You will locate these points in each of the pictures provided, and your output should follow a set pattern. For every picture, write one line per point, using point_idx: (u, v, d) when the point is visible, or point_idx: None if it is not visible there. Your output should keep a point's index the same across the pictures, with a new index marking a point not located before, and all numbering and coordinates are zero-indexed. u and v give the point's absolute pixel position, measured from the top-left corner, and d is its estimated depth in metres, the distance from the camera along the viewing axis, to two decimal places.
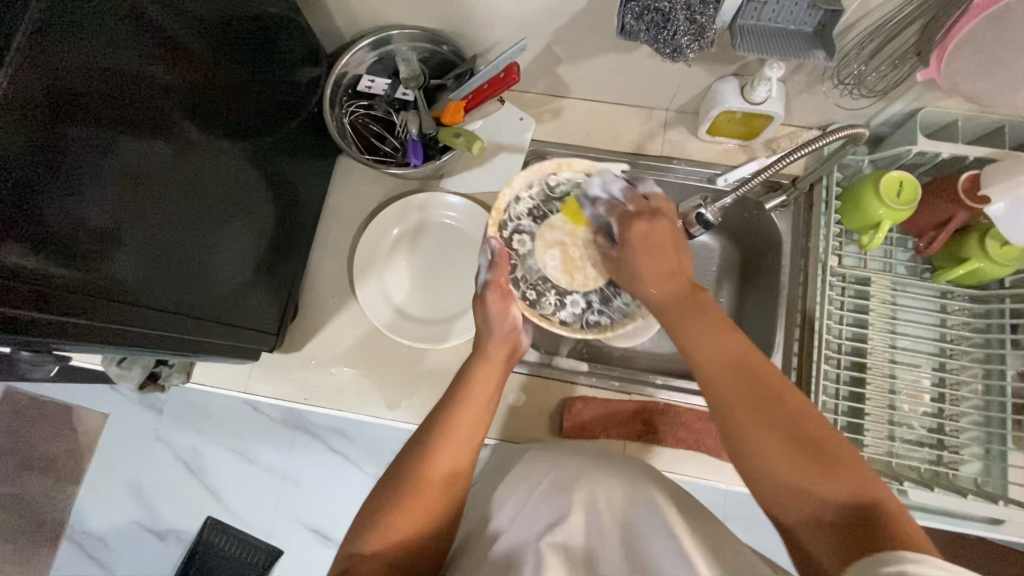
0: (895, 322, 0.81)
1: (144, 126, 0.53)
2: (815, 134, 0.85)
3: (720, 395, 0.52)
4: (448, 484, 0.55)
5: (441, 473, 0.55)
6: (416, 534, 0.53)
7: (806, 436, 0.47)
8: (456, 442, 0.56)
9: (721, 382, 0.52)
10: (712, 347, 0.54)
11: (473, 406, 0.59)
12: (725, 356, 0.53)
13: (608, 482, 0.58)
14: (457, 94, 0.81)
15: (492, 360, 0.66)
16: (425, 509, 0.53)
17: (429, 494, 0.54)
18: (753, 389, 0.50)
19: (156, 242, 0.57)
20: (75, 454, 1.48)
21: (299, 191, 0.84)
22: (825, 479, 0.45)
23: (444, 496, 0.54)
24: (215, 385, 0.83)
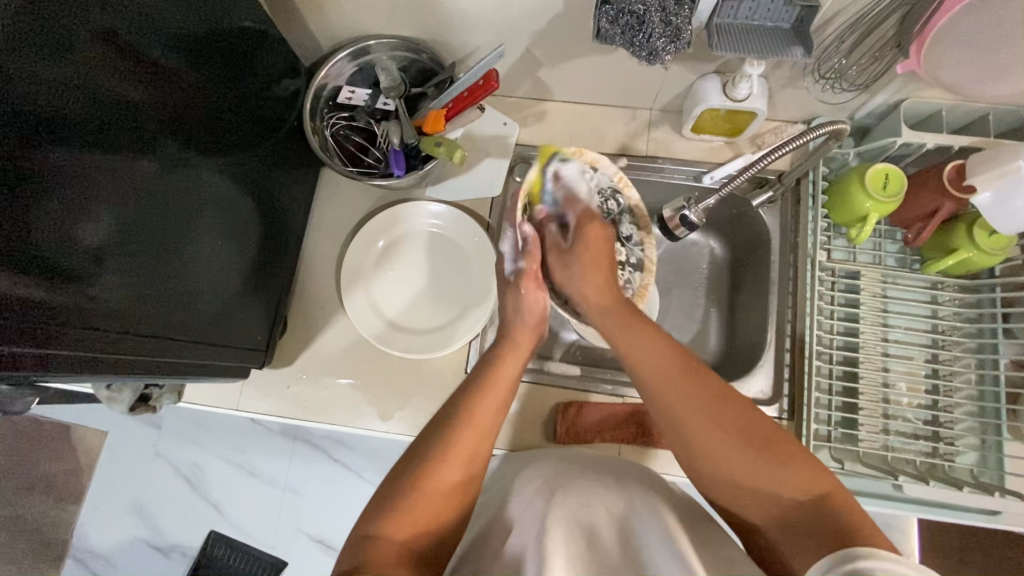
0: (887, 315, 0.80)
1: (123, 148, 0.53)
2: (800, 128, 0.85)
3: (665, 406, 0.53)
4: (462, 485, 0.54)
5: (460, 464, 0.54)
6: (429, 527, 0.52)
7: (754, 432, 0.49)
8: (474, 439, 0.55)
9: (658, 386, 0.54)
10: (648, 352, 0.57)
11: (494, 396, 0.59)
12: (660, 364, 0.55)
13: (606, 490, 0.57)
14: (438, 102, 0.81)
15: (519, 347, 0.66)
16: (433, 512, 0.52)
17: (444, 498, 0.53)
18: (695, 387, 0.52)
19: (142, 264, 0.57)
20: (75, 473, 1.48)
21: (283, 205, 0.83)
22: (785, 474, 0.48)
23: (455, 500, 0.54)
24: (206, 403, 0.82)
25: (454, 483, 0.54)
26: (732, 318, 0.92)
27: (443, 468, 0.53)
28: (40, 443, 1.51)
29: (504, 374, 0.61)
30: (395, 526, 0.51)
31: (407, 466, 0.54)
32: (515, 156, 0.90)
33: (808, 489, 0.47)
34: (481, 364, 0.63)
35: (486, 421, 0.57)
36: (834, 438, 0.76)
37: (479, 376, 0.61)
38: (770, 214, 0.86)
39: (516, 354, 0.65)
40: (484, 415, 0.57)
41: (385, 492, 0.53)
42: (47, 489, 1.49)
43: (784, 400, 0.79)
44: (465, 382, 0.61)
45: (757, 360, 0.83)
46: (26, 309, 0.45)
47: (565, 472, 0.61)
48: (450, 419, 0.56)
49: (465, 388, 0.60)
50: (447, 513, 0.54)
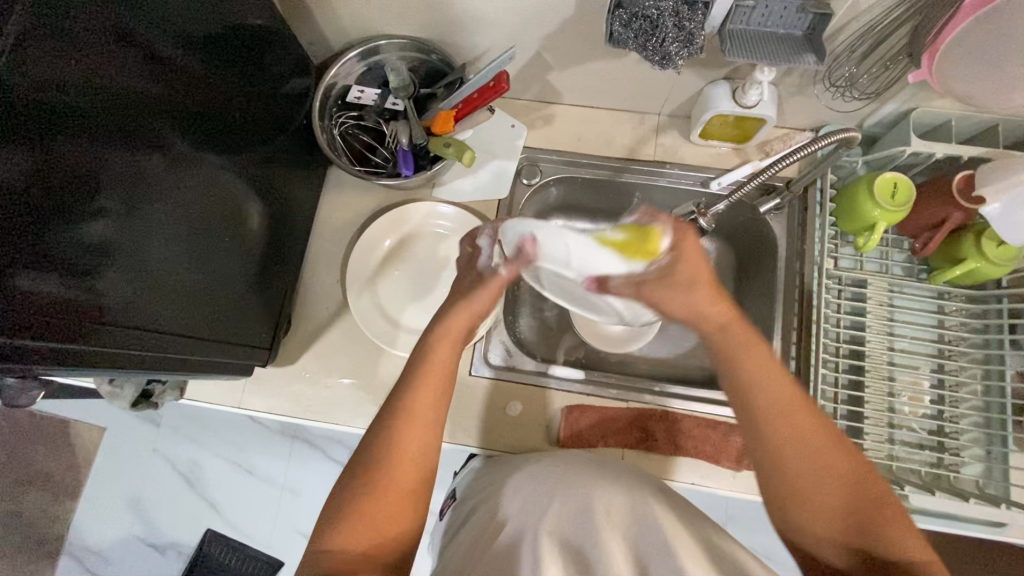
0: (893, 324, 0.80)
1: (133, 145, 0.53)
2: (808, 135, 0.84)
3: (774, 432, 0.52)
4: (417, 490, 0.54)
5: (407, 468, 0.54)
6: (381, 536, 0.52)
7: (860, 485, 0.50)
8: (416, 438, 0.55)
9: (773, 419, 0.52)
10: (766, 381, 0.54)
11: (426, 391, 0.57)
12: (776, 391, 0.53)
13: (609, 492, 0.57)
14: (447, 104, 0.81)
15: (451, 332, 0.61)
16: (386, 519, 0.52)
17: (402, 499, 0.53)
18: (804, 430, 0.52)
19: (150, 260, 0.57)
20: (73, 469, 1.48)
21: (288, 203, 0.82)
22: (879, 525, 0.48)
23: (410, 505, 0.54)
24: (208, 400, 0.82)
25: (409, 485, 0.54)
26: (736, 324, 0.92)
27: (390, 468, 0.53)
28: (37, 438, 1.50)
29: (436, 365, 0.58)
30: (350, 535, 0.51)
31: (361, 468, 0.54)
32: (522, 158, 0.90)
33: (852, 540, 0.49)
34: (412, 357, 0.60)
35: (425, 414, 0.56)
36: None
37: (411, 365, 0.59)
38: (777, 221, 0.86)
39: (446, 340, 0.61)
40: (418, 413, 0.56)
41: (334, 505, 0.53)
42: (44, 484, 1.48)
43: None
44: (401, 374, 0.59)
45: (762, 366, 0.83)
46: (34, 302, 0.45)
47: (559, 479, 0.60)
48: (389, 419, 0.56)
49: (401, 384, 0.58)
50: (401, 519, 0.53)
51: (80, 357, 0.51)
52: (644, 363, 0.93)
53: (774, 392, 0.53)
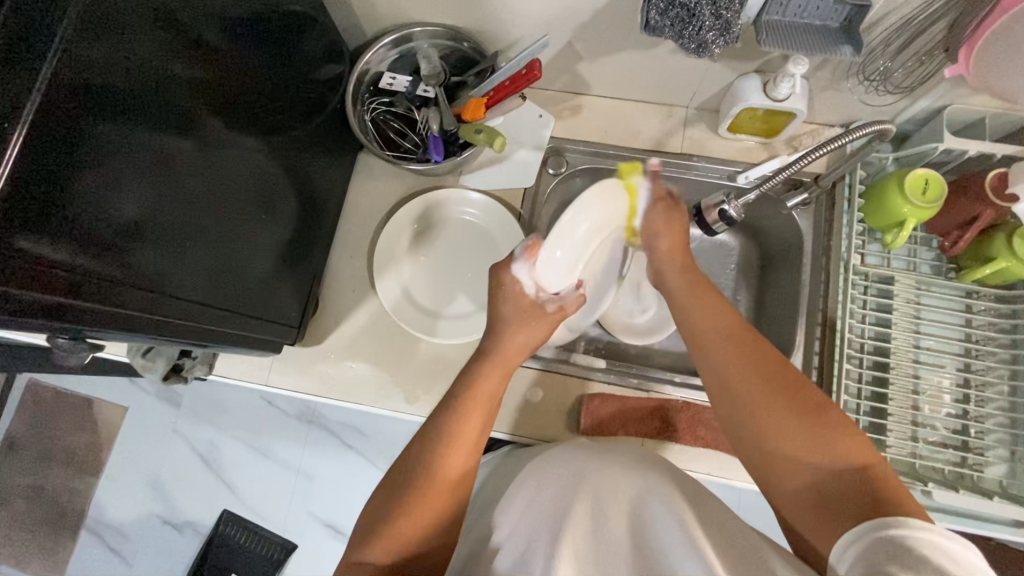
0: (919, 321, 0.79)
1: (174, 122, 0.55)
2: (837, 131, 0.84)
3: (721, 365, 0.57)
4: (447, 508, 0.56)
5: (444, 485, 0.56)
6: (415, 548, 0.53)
7: (808, 403, 0.52)
8: (458, 462, 0.57)
9: (720, 348, 0.57)
10: (707, 316, 0.61)
11: (471, 423, 0.59)
12: (717, 324, 0.60)
13: (619, 471, 0.57)
14: (479, 91, 0.82)
15: (503, 361, 0.64)
16: (420, 538, 0.54)
17: (435, 516, 0.55)
18: (751, 353, 0.56)
19: (187, 234, 0.59)
20: (95, 447, 1.51)
21: (320, 187, 0.84)
22: (829, 445, 0.49)
23: (440, 524, 0.55)
24: (236, 377, 0.84)
25: (442, 504, 0.55)
26: (759, 320, 0.92)
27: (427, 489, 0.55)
28: (61, 415, 1.53)
29: (481, 395, 0.61)
30: (382, 548, 0.52)
31: (400, 483, 0.56)
32: (549, 148, 0.90)
33: (810, 464, 0.50)
34: (453, 387, 0.62)
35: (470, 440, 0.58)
36: None
37: (458, 393, 0.61)
38: (804, 215, 0.85)
39: (496, 368, 0.63)
40: (459, 439, 0.58)
41: (370, 519, 0.55)
42: (67, 460, 1.52)
43: None
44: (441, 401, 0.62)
45: (785, 362, 0.82)
46: (88, 267, 0.48)
47: (572, 462, 0.60)
48: (431, 441, 0.58)
49: (443, 410, 0.60)
50: (433, 534, 0.55)
51: (125, 322, 0.54)
52: (665, 356, 0.93)
53: (713, 320, 0.60)
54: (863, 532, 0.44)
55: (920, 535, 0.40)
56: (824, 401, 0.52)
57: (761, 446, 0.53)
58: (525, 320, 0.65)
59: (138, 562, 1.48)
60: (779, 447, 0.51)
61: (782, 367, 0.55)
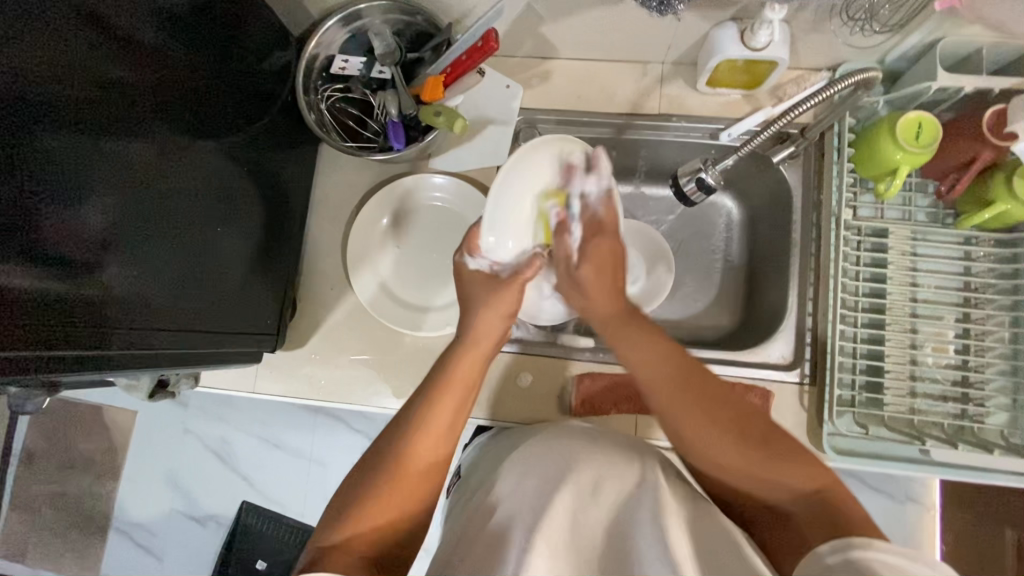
0: (916, 273, 0.76)
1: (114, 132, 0.51)
2: (824, 76, 0.79)
3: (669, 411, 0.53)
4: (421, 487, 0.55)
5: (419, 466, 0.55)
6: (387, 531, 0.53)
7: (754, 431, 0.51)
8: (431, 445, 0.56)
9: (665, 399, 0.53)
10: (644, 364, 0.56)
11: (444, 413, 0.57)
12: (660, 383, 0.54)
13: (609, 467, 0.55)
14: (436, 68, 0.77)
15: (480, 343, 0.64)
16: (395, 513, 0.53)
17: (406, 499, 0.54)
18: (695, 392, 0.52)
19: (146, 255, 0.56)
20: (111, 451, 1.54)
21: (286, 185, 0.81)
22: (793, 467, 0.49)
23: (408, 503, 0.54)
24: (223, 386, 0.83)
25: (416, 484, 0.55)
26: (751, 281, 0.89)
27: (406, 465, 0.55)
28: (72, 424, 1.55)
29: (458, 378, 0.60)
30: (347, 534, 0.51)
31: (374, 465, 0.55)
32: (519, 120, 0.86)
33: (778, 487, 0.49)
34: (433, 367, 0.62)
35: (445, 424, 0.57)
36: (858, 403, 0.74)
37: (438, 371, 0.61)
38: (792, 169, 0.81)
39: (472, 358, 0.63)
40: (435, 426, 0.57)
41: (345, 495, 0.54)
42: (85, 467, 1.55)
43: (805, 365, 0.76)
44: (422, 384, 0.61)
45: (777, 324, 0.80)
46: (47, 308, 0.46)
47: (560, 446, 0.58)
48: (408, 421, 0.57)
49: (419, 398, 0.59)
50: (401, 518, 0.53)
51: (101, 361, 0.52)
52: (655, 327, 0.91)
53: (646, 368, 0.55)
54: (837, 547, 0.43)
55: (883, 558, 0.40)
56: (771, 425, 0.52)
57: (728, 476, 0.52)
58: (489, 302, 0.66)
59: (168, 556, 1.53)
60: (749, 488, 0.51)
61: (722, 399, 0.52)
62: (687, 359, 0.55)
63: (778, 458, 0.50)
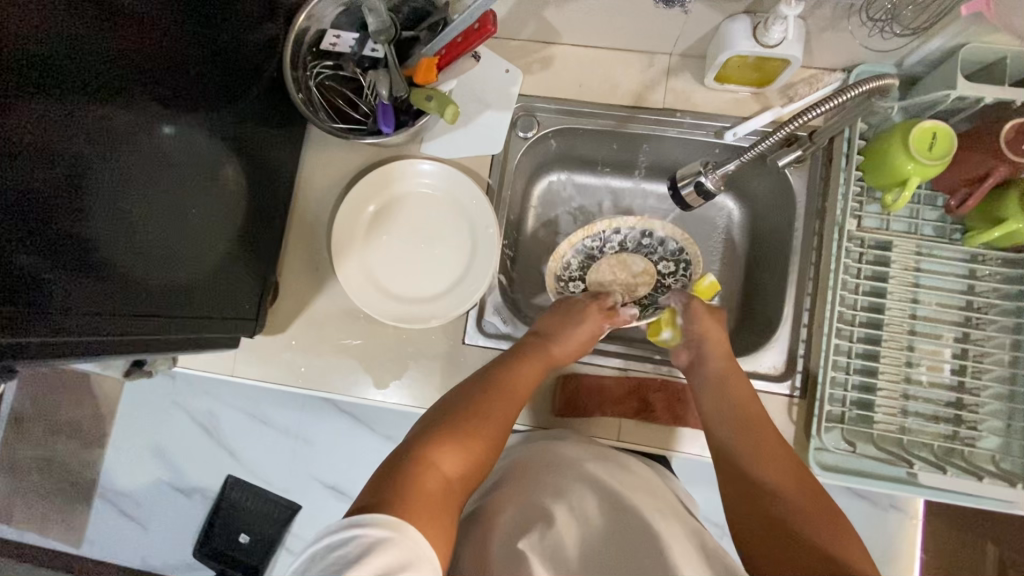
0: (918, 289, 0.74)
1: (88, 104, 0.49)
2: (838, 77, 0.75)
3: (735, 444, 0.63)
4: (496, 440, 0.61)
5: (496, 424, 0.61)
6: (469, 467, 0.56)
7: (808, 484, 0.58)
8: (506, 407, 0.63)
9: (735, 434, 0.64)
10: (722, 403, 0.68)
11: (522, 386, 0.67)
12: (737, 413, 0.66)
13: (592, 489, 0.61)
14: (431, 49, 0.72)
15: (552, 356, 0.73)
16: (476, 454, 0.57)
17: (487, 445, 0.59)
18: (761, 437, 0.63)
19: (121, 234, 0.54)
20: (97, 419, 1.54)
21: (272, 165, 0.78)
22: (829, 523, 0.53)
23: (486, 450, 0.59)
24: (202, 368, 0.81)
25: (492, 435, 0.60)
26: (747, 286, 0.87)
27: (489, 416, 0.61)
28: None
29: (530, 371, 0.69)
30: (440, 455, 0.54)
31: (457, 413, 0.60)
32: (517, 108, 0.82)
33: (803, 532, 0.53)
34: (513, 355, 0.71)
35: (521, 393, 0.66)
36: (848, 420, 0.72)
37: (516, 359, 0.70)
38: (797, 174, 0.78)
39: (543, 363, 0.71)
40: (514, 395, 0.65)
41: (427, 428, 0.58)
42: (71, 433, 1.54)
43: (796, 378, 0.74)
44: (495, 366, 0.69)
45: (771, 333, 0.78)
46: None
47: (559, 468, 0.64)
48: (491, 390, 0.64)
49: (499, 372, 0.67)
50: (480, 461, 0.57)
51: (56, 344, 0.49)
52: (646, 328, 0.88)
53: (729, 404, 0.67)
54: None
55: None
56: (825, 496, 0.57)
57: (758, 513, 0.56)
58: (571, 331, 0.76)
59: (153, 524, 1.53)
60: (757, 495, 0.58)
61: (785, 457, 0.61)
62: (762, 417, 0.66)
63: (822, 513, 0.54)
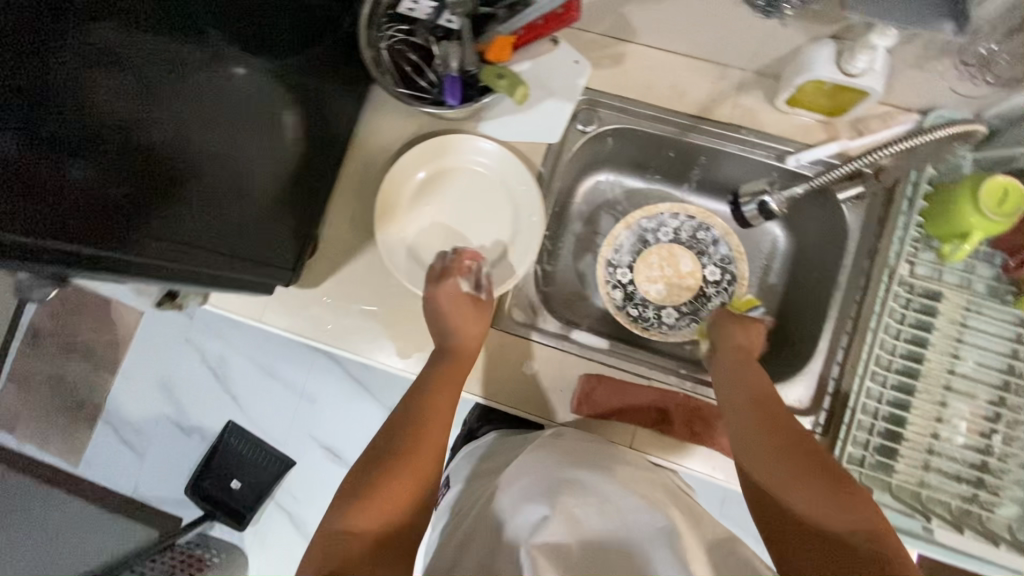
0: (961, 344, 0.71)
1: (164, 29, 0.49)
2: (913, 118, 0.73)
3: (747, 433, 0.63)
4: (424, 463, 0.65)
5: (421, 446, 0.66)
6: (396, 511, 0.60)
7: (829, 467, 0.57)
8: (429, 429, 0.67)
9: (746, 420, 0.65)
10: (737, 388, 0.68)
11: (440, 395, 0.70)
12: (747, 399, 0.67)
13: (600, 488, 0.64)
14: (508, 28, 0.72)
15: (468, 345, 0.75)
16: (399, 492, 0.61)
17: (413, 473, 0.63)
18: (772, 422, 0.63)
19: (178, 162, 0.54)
20: (112, 345, 1.56)
21: (331, 120, 0.78)
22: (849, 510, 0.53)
23: (415, 481, 0.63)
24: (230, 310, 0.81)
25: (418, 462, 0.64)
26: (781, 315, 0.86)
27: (413, 443, 0.65)
28: (78, 312, 1.56)
29: (451, 374, 0.72)
30: (363, 514, 0.58)
31: (382, 456, 0.64)
32: (581, 100, 0.81)
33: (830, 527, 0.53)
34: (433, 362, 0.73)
35: (441, 405, 0.69)
36: (868, 465, 0.70)
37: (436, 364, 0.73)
38: (854, 211, 0.77)
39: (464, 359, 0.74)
40: (435, 410, 0.69)
41: (357, 482, 0.62)
42: (84, 355, 1.56)
43: (821, 414, 0.74)
44: (416, 384, 0.72)
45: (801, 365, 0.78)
46: (45, 190, 0.42)
47: (550, 468, 0.67)
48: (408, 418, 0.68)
49: (419, 391, 0.70)
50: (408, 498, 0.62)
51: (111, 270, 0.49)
52: (672, 341, 0.88)
53: (741, 391, 0.68)
54: None
55: None
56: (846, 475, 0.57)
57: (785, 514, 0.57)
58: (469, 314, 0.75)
59: (150, 456, 1.55)
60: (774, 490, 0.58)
61: (799, 439, 0.61)
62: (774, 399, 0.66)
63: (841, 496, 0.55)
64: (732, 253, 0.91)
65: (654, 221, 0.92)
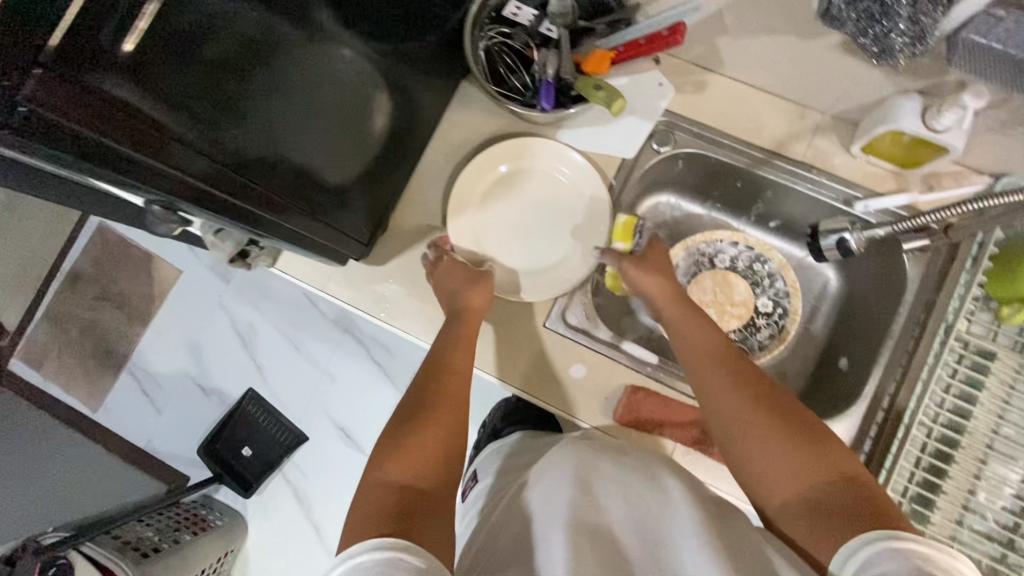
0: (1009, 406, 0.70)
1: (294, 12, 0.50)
2: (984, 181, 0.75)
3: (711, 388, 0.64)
4: (451, 419, 0.65)
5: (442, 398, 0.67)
6: (427, 460, 0.60)
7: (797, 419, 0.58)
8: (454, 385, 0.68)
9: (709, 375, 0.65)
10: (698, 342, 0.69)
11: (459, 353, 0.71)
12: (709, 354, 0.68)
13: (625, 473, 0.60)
14: (608, 43, 0.76)
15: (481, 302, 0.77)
16: (431, 442, 0.61)
17: (445, 429, 0.63)
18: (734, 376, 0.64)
19: (285, 126, 0.56)
20: (147, 299, 1.59)
21: (421, 108, 0.81)
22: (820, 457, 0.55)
23: (446, 434, 0.63)
24: (296, 276, 0.84)
25: (447, 417, 0.65)
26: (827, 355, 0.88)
27: (436, 397, 0.66)
28: (120, 262, 1.59)
29: (467, 333, 0.74)
30: (393, 462, 0.59)
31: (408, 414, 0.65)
32: (661, 122, 0.84)
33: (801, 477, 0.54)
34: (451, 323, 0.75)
35: (462, 363, 0.71)
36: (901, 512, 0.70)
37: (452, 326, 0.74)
38: (915, 262, 0.79)
39: (475, 317, 0.75)
40: (457, 368, 0.70)
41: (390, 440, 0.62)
42: (119, 305, 1.58)
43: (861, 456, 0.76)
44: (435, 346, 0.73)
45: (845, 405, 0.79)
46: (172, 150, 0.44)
47: (582, 455, 0.63)
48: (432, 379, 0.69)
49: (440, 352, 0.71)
50: (440, 449, 0.61)
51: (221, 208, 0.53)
52: None
53: (699, 347, 0.69)
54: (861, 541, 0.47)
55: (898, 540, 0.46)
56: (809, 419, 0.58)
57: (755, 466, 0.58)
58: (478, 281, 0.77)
59: (167, 412, 1.55)
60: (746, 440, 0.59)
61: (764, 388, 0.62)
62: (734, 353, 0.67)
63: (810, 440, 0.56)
64: (788, 289, 0.93)
65: (712, 246, 0.95)
